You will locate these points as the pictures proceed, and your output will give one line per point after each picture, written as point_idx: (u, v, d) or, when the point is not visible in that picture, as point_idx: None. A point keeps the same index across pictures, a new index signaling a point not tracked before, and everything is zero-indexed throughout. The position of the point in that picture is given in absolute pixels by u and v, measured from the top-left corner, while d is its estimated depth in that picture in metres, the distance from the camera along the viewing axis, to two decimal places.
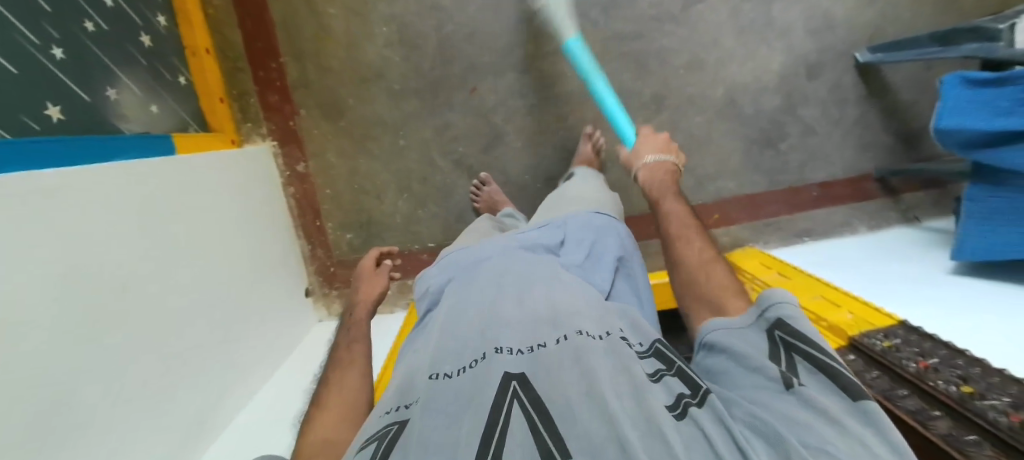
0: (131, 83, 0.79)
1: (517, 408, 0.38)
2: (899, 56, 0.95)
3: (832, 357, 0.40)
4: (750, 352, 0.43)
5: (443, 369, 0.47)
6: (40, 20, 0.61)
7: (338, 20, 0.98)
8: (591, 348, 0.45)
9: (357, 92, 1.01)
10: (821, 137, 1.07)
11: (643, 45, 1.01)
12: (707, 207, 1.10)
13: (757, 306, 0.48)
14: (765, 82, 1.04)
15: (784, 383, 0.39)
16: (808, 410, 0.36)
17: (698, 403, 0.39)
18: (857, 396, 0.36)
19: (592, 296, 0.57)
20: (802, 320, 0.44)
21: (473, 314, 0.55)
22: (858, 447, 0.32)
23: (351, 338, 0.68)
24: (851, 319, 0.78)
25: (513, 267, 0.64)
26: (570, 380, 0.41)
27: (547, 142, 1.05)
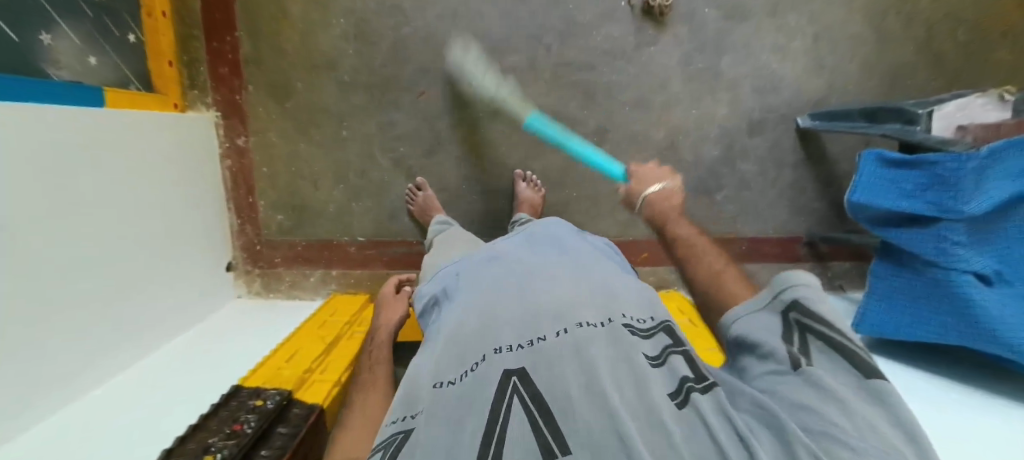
0: (70, 32, 0.80)
1: (517, 402, 0.41)
2: (831, 125, 0.96)
3: (842, 332, 0.41)
4: (764, 338, 0.45)
5: (447, 378, 0.50)
6: None
7: (297, 5, 1.00)
8: (594, 338, 0.48)
9: (307, 78, 1.02)
10: (755, 193, 1.09)
11: (592, 77, 1.04)
12: (637, 244, 1.11)
13: (772, 288, 0.48)
14: (707, 132, 1.06)
15: (794, 365, 0.41)
16: (816, 390, 0.37)
17: (701, 389, 0.41)
18: (869, 373, 0.37)
19: (593, 284, 0.60)
20: (819, 302, 0.44)
21: (477, 314, 0.58)
22: (861, 424, 0.33)
23: (373, 360, 0.74)
24: (689, 325, 0.94)
25: (513, 268, 0.66)
26: (570, 374, 0.43)
27: (487, 155, 1.07)
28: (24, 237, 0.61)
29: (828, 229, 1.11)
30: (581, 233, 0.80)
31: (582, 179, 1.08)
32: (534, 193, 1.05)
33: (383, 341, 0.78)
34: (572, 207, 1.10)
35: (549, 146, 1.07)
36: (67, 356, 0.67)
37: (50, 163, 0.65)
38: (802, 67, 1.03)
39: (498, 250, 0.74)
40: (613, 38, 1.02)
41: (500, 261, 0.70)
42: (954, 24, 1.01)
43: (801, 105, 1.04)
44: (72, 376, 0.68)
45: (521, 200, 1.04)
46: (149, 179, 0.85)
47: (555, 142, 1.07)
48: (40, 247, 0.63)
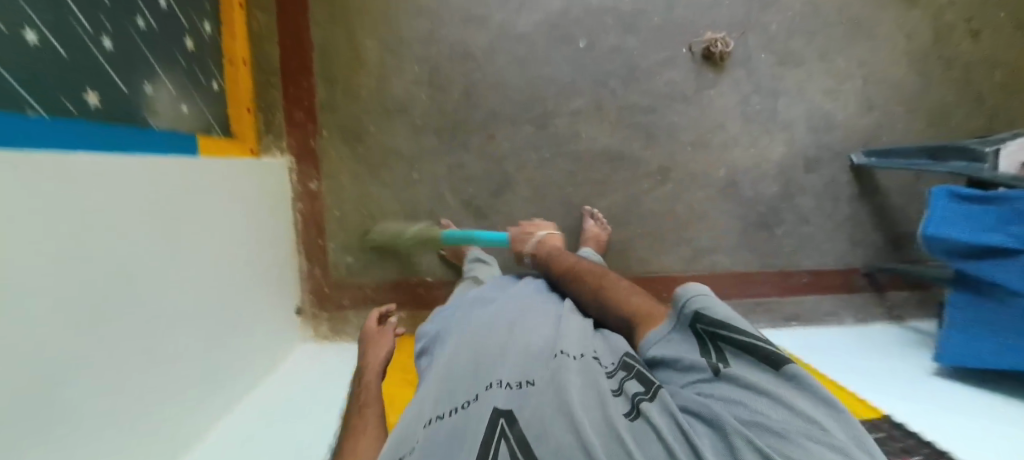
0: (169, 82, 0.84)
1: (504, 444, 0.45)
2: (891, 162, 1.01)
3: (745, 334, 0.51)
4: (683, 353, 0.54)
5: (436, 415, 0.55)
6: (97, 13, 0.68)
7: (371, 52, 1.02)
8: (568, 366, 0.57)
9: (379, 122, 1.04)
10: (814, 227, 1.12)
11: (655, 119, 1.07)
12: (701, 279, 1.12)
13: (676, 304, 0.58)
14: (766, 169, 1.10)
15: (713, 370, 0.50)
16: (740, 388, 0.46)
17: (650, 398, 0.49)
18: (777, 363, 0.46)
19: (575, 327, 0.69)
20: (712, 307, 0.55)
21: (466, 355, 0.65)
22: (782, 410, 0.41)
23: (363, 403, 0.70)
24: None
25: (501, 314, 0.74)
26: (550, 402, 0.50)
27: (554, 196, 1.08)
28: (139, 288, 0.61)
29: (886, 260, 1.15)
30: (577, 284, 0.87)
31: (645, 217, 1.10)
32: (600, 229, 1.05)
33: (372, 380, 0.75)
34: (636, 245, 1.10)
35: (614, 185, 1.09)
36: (182, 401, 0.68)
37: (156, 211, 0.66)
38: (853, 108, 1.09)
39: (481, 300, 0.83)
40: (673, 82, 1.06)
41: (493, 306, 0.79)
42: (989, 65, 1.09)
43: (854, 143, 1.10)
44: (182, 424, 0.68)
45: (586, 236, 1.04)
46: (233, 222, 0.87)
47: (623, 181, 1.09)
48: (150, 295, 0.63)
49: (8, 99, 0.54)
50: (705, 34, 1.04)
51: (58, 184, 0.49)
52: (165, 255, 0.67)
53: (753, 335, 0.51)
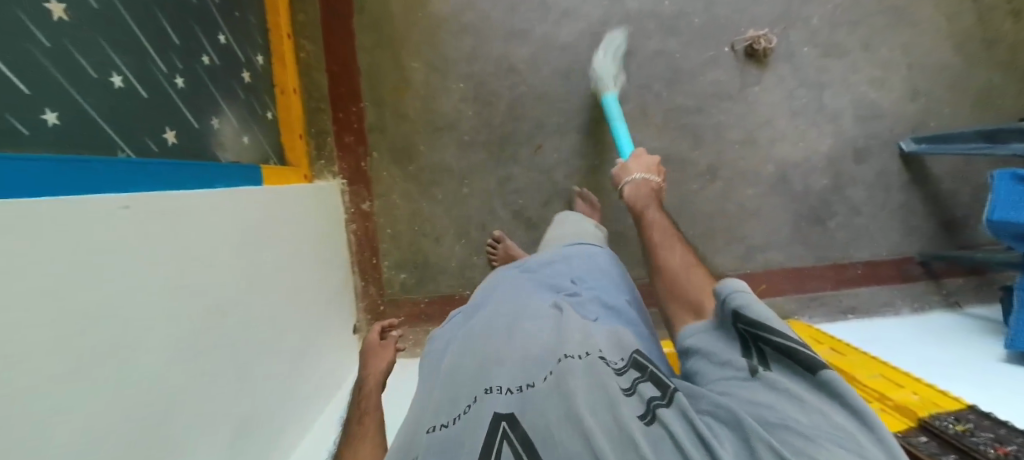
0: (231, 114, 0.85)
1: (506, 448, 0.42)
2: (944, 148, 1.00)
3: (788, 336, 0.45)
4: (720, 350, 0.49)
5: (439, 422, 0.51)
6: (169, 53, 0.70)
7: (418, 72, 1.04)
8: (572, 370, 0.49)
9: (429, 140, 1.06)
10: (865, 217, 1.12)
11: (701, 119, 1.08)
12: (756, 275, 1.13)
13: (717, 295, 0.52)
14: (815, 162, 1.10)
15: (750, 370, 0.45)
16: (773, 392, 0.41)
17: (666, 403, 0.43)
18: (816, 368, 0.41)
19: (581, 323, 0.62)
20: (754, 304, 0.49)
21: (469, 359, 0.61)
22: (816, 415, 0.37)
23: (362, 410, 0.69)
24: (830, 352, 0.97)
25: (504, 312, 0.70)
26: (552, 409, 0.45)
27: (604, 201, 1.09)
28: (226, 319, 0.63)
29: (941, 247, 1.14)
30: (588, 261, 0.82)
31: (697, 217, 1.10)
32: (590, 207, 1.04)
33: (373, 386, 0.75)
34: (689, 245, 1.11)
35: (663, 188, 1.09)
36: (265, 427, 0.70)
37: (239, 243, 0.68)
38: (899, 95, 1.08)
39: (486, 298, 0.79)
40: (718, 81, 1.07)
41: (497, 302, 0.75)
42: None
43: (901, 132, 1.10)
44: (265, 450, 0.69)
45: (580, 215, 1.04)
46: (303, 248, 0.89)
47: (673, 184, 1.09)
48: (236, 322, 0.65)
49: (103, 141, 0.57)
50: (748, 31, 1.05)
51: (155, 220, 0.52)
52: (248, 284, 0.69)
53: (794, 338, 0.44)
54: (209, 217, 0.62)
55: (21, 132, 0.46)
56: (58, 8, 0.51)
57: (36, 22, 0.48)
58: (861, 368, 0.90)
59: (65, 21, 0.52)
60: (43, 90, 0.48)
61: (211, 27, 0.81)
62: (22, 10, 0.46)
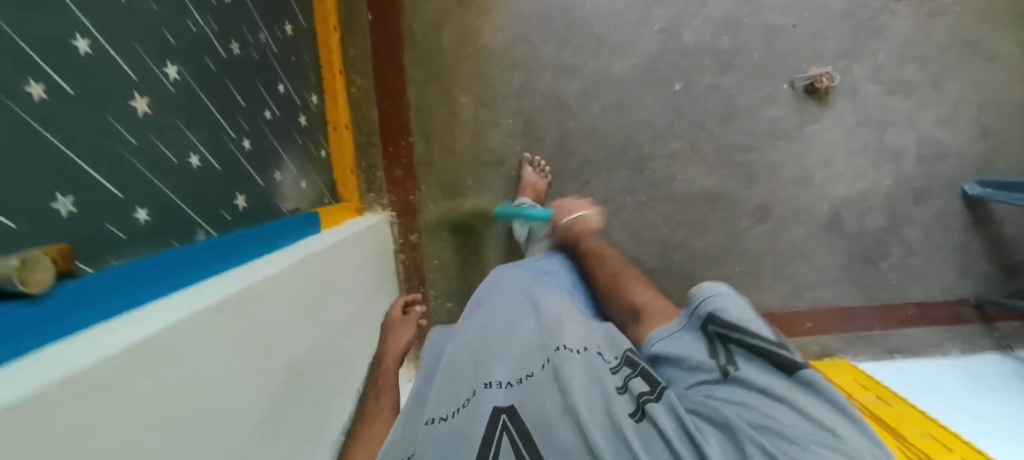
0: (290, 162, 0.88)
1: (505, 440, 0.47)
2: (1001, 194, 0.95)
3: (755, 336, 0.50)
4: (691, 352, 0.52)
5: (439, 414, 0.55)
6: (235, 115, 0.72)
7: (467, 107, 1.04)
8: (568, 361, 0.54)
9: (477, 175, 1.06)
10: (921, 258, 1.09)
11: (756, 157, 1.05)
12: (802, 313, 1.12)
13: (690, 304, 0.58)
14: (872, 202, 1.07)
15: (722, 371, 0.48)
16: (750, 390, 0.44)
17: (655, 399, 0.47)
18: (789, 369, 0.45)
19: (574, 317, 0.65)
20: (726, 311, 0.54)
21: (469, 353, 0.64)
22: (793, 414, 0.41)
23: (379, 388, 0.72)
24: (876, 400, 0.95)
25: (504, 305, 0.71)
26: (550, 402, 0.49)
27: (651, 237, 1.08)
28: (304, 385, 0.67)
29: (999, 290, 1.10)
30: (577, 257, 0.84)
31: (745, 255, 1.09)
32: (539, 173, 1.04)
33: (391, 364, 0.77)
34: (735, 282, 1.10)
35: (711, 226, 1.08)
36: None
37: (311, 307, 0.71)
38: (968, 134, 1.03)
39: (485, 291, 0.78)
40: (776, 118, 1.03)
41: (491, 292, 0.76)
42: None
43: (967, 172, 1.05)
44: None
45: (525, 184, 1.03)
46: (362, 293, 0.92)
47: (721, 222, 1.08)
48: (310, 387, 0.69)
49: (186, 224, 0.61)
50: (810, 68, 1.00)
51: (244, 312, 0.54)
52: (320, 342, 0.73)
53: (765, 339, 0.49)
54: (288, 288, 0.65)
55: (114, 236, 0.50)
56: (142, 103, 0.55)
57: (126, 123, 0.52)
58: (910, 425, 0.86)
59: (149, 114, 0.55)
60: (133, 190, 0.52)
61: (271, 78, 0.83)
62: (113, 116, 0.50)
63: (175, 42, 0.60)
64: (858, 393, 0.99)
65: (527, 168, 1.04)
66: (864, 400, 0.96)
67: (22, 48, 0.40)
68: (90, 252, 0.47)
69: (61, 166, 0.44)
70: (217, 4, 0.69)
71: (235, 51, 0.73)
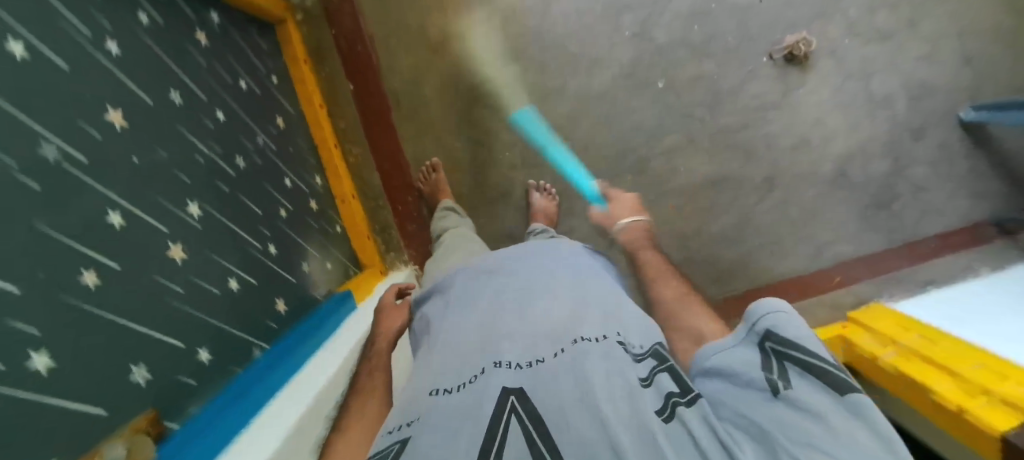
0: (313, 249, 0.91)
1: (515, 421, 0.36)
2: (994, 115, 0.97)
3: (820, 357, 0.36)
4: (739, 366, 0.40)
5: (444, 385, 0.43)
6: (256, 224, 0.77)
7: (464, 150, 1.07)
8: (592, 353, 0.43)
9: (486, 212, 1.08)
10: (933, 193, 1.10)
11: (751, 134, 1.07)
12: (827, 272, 1.12)
13: (745, 319, 0.44)
14: (872, 150, 1.08)
15: (773, 390, 0.36)
16: (802, 412, 0.32)
17: (687, 403, 0.37)
18: (843, 390, 0.33)
19: (588, 305, 0.54)
20: (790, 325, 0.40)
21: (474, 325, 0.53)
22: (849, 444, 0.29)
23: (371, 367, 0.63)
24: (920, 340, 0.88)
25: (507, 285, 0.61)
26: (566, 390, 0.39)
27: (666, 232, 1.10)
28: None
29: (1016, 206, 1.10)
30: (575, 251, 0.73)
31: (761, 228, 1.10)
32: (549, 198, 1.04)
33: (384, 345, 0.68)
34: (756, 256, 1.11)
35: (722, 208, 1.09)
36: None
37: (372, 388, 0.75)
38: (949, 66, 1.05)
39: (501, 263, 0.67)
40: (762, 93, 1.05)
41: (492, 273, 0.65)
42: None
43: (958, 101, 1.06)
44: None
45: (537, 210, 1.03)
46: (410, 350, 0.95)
47: (731, 202, 1.09)
48: None
49: (238, 345, 0.67)
50: (785, 39, 1.03)
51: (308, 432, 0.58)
52: None
53: (830, 360, 0.36)
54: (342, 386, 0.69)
55: (188, 383, 0.57)
56: (177, 249, 0.60)
57: (168, 275, 0.58)
58: (961, 360, 0.79)
59: (184, 258, 0.61)
60: (191, 336, 0.59)
61: (277, 175, 0.87)
62: (157, 273, 0.56)
63: (188, 178, 0.65)
64: (900, 336, 0.92)
65: (537, 194, 1.05)
66: (908, 342, 0.89)
67: (70, 244, 0.47)
68: (173, 404, 0.55)
69: (128, 338, 0.51)
70: (213, 125, 0.73)
71: (240, 164, 0.77)
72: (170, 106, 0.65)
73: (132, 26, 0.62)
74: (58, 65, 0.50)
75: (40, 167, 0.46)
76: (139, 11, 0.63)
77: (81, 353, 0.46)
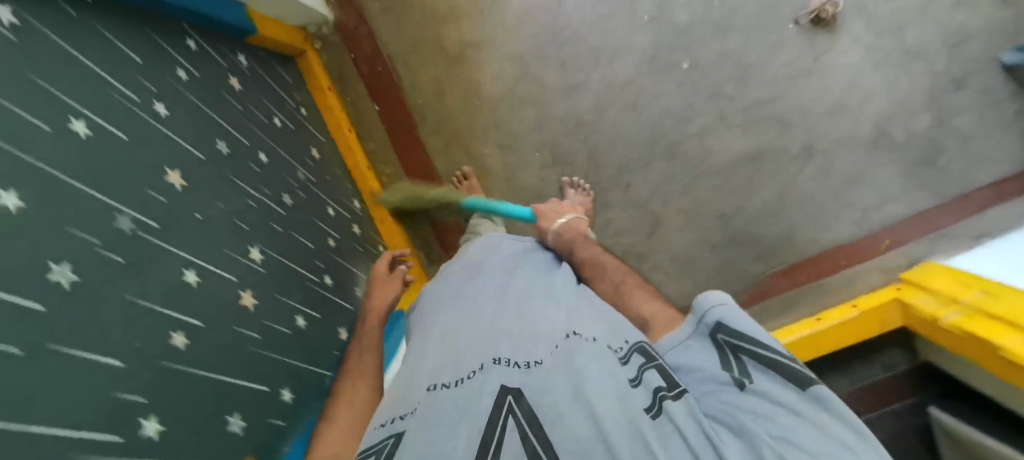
0: (363, 273, 0.93)
1: (511, 422, 0.38)
2: None
3: (771, 346, 0.38)
4: (700, 362, 0.41)
5: (441, 380, 0.46)
6: (310, 257, 0.78)
7: (494, 157, 1.07)
8: (582, 350, 0.44)
9: (523, 215, 1.08)
10: (981, 141, 1.02)
11: (785, 104, 1.03)
12: (875, 235, 1.07)
13: (694, 313, 0.45)
14: (912, 106, 1.02)
15: (738, 384, 0.38)
16: (771, 405, 0.34)
17: (674, 396, 0.38)
18: (805, 383, 0.35)
19: (579, 304, 0.55)
20: (741, 316, 0.42)
21: (469, 322, 0.56)
22: (820, 434, 0.31)
23: (362, 349, 0.67)
24: (982, 297, 0.80)
25: (497, 285, 0.64)
26: (561, 386, 0.40)
27: (705, 214, 1.09)
28: None
29: None
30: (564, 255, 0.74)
31: (802, 199, 1.07)
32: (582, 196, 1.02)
33: (374, 326, 0.72)
34: (800, 228, 1.08)
35: (760, 182, 1.07)
36: None
37: None
38: (988, 6, 0.98)
39: (483, 266, 0.72)
40: (791, 61, 1.02)
41: (478, 275, 0.69)
42: None
43: (999, 41, 0.98)
44: None
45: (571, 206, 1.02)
46: None
47: (769, 176, 1.06)
48: None
49: (314, 379, 0.69)
50: (810, 3, 0.99)
51: None
52: None
53: (781, 349, 0.38)
54: None
55: (277, 424, 0.60)
56: (248, 296, 0.62)
57: (244, 323, 0.60)
58: None
59: (255, 304, 0.63)
60: (272, 379, 0.61)
61: (321, 205, 0.88)
62: (234, 324, 0.58)
63: (246, 224, 0.66)
64: (960, 294, 0.84)
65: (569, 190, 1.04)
66: (968, 300, 0.81)
67: (157, 309, 0.49)
68: (268, 445, 0.58)
69: (219, 390, 0.53)
70: (258, 169, 0.74)
71: (288, 202, 0.78)
72: (220, 157, 0.66)
73: (173, 84, 0.63)
74: (117, 135, 0.52)
75: (118, 240, 0.47)
76: (179, 69, 0.65)
77: (179, 413, 0.48)
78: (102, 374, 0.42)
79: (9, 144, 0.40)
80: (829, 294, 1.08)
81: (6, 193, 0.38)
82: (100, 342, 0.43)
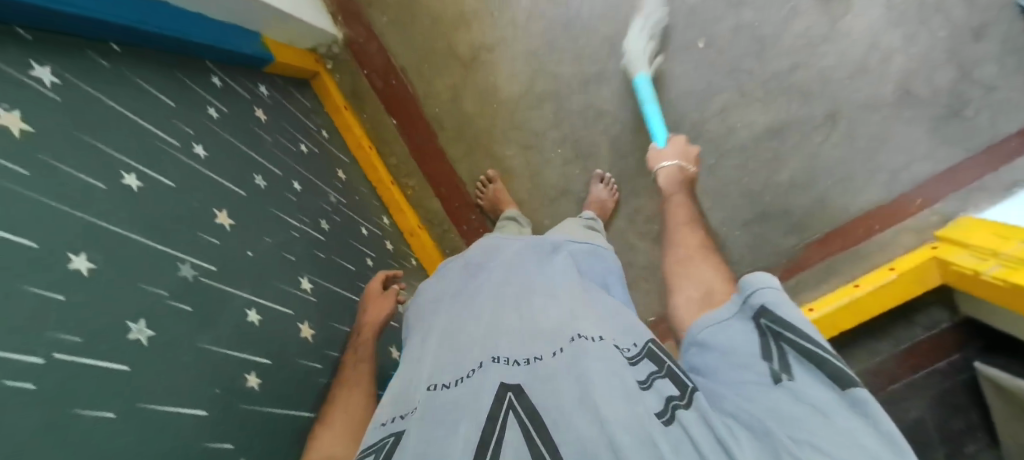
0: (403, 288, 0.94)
1: (512, 418, 0.35)
2: None
3: (816, 341, 0.36)
4: (737, 346, 0.39)
5: (441, 380, 0.42)
6: (353, 279, 0.78)
7: (516, 158, 1.06)
8: (590, 351, 0.40)
9: (550, 211, 1.06)
10: (1008, 91, 0.95)
11: (806, 73, 1.01)
12: (906, 196, 1.02)
13: (741, 292, 0.43)
14: (932, 61, 0.97)
15: (773, 377, 0.35)
16: (801, 403, 0.32)
17: (686, 404, 0.36)
18: (844, 383, 0.33)
19: (588, 302, 0.51)
20: (787, 304, 0.39)
21: (473, 317, 0.52)
22: (847, 442, 0.29)
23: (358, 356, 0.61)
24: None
25: (502, 278, 0.58)
26: (565, 387, 0.37)
27: (733, 193, 1.08)
28: None
29: None
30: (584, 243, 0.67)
31: (830, 168, 1.04)
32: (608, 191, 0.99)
33: (367, 338, 0.64)
34: (830, 197, 1.05)
35: (786, 154, 1.05)
36: None
37: None
38: None
39: (490, 256, 0.65)
40: (806, 29, 1.00)
41: (486, 267, 0.63)
42: None
43: None
44: None
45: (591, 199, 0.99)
46: None
47: (794, 147, 1.04)
48: None
49: None
50: None
51: None
52: None
53: (827, 346, 0.35)
54: None
55: None
56: (307, 328, 0.62)
57: (308, 355, 0.60)
58: None
59: (314, 335, 0.63)
60: None
61: (354, 225, 0.88)
62: (299, 356, 0.59)
63: (293, 255, 0.66)
64: (1003, 246, 0.79)
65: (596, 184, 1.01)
66: (1011, 252, 0.77)
67: (231, 354, 0.50)
68: None
69: (297, 428, 0.54)
70: (295, 198, 0.74)
71: (326, 227, 0.78)
72: (259, 191, 0.66)
73: (205, 123, 0.63)
74: (164, 183, 0.51)
75: (183, 289, 0.47)
76: (208, 107, 0.65)
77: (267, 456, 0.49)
78: (185, 428, 0.42)
79: (76, 209, 0.40)
80: (867, 259, 1.05)
81: (76, 257, 0.39)
82: (187, 395, 0.43)
